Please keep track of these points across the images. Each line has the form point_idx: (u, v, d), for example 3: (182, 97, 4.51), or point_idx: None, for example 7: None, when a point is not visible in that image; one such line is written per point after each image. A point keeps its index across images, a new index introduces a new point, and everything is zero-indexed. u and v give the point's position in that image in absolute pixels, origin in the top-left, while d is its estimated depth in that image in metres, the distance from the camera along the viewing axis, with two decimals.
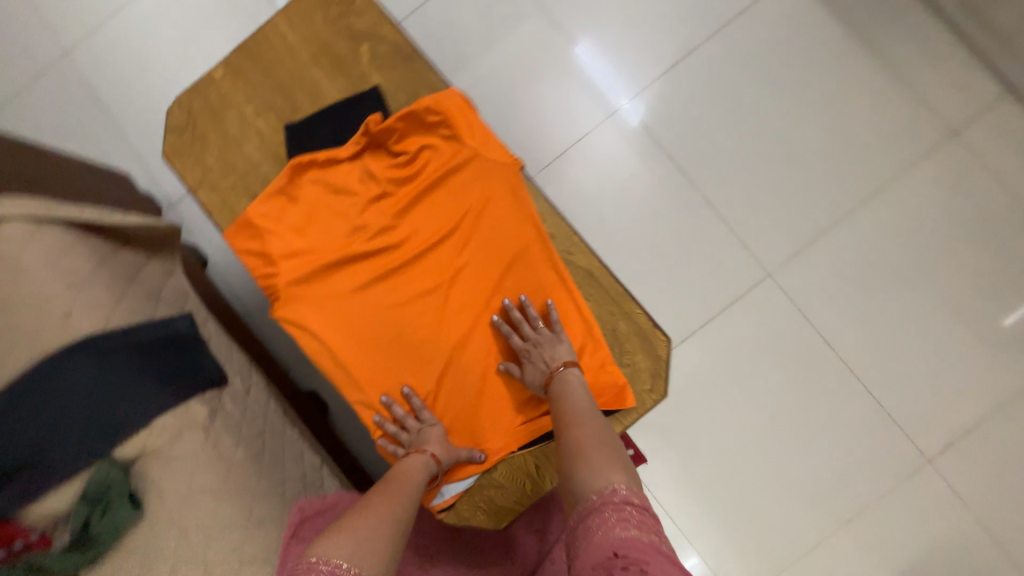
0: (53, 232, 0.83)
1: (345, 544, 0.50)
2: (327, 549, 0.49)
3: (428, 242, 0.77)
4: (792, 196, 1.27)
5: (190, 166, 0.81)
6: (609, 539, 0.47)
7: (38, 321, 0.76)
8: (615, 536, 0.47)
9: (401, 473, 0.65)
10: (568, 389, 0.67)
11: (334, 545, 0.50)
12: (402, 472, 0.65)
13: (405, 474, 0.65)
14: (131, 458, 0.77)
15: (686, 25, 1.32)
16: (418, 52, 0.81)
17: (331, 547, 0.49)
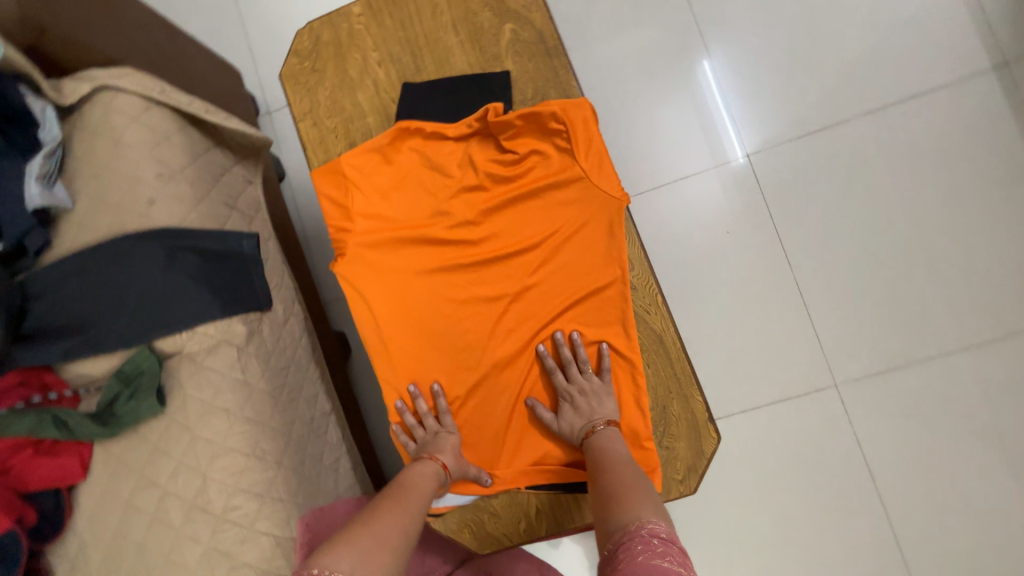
0: (161, 119, 0.87)
1: (346, 559, 0.48)
2: (330, 562, 0.47)
3: (505, 250, 0.73)
4: (891, 312, 1.14)
5: (300, 95, 0.80)
6: (633, 565, 0.45)
7: (127, 201, 0.82)
8: (639, 561, 0.45)
9: (409, 480, 0.64)
10: (606, 452, 0.62)
11: (336, 558, 0.48)
12: (412, 481, 0.64)
13: (412, 483, 0.63)
14: (169, 353, 0.81)
15: (844, 90, 1.18)
16: (561, 47, 0.75)
17: (333, 559, 0.48)
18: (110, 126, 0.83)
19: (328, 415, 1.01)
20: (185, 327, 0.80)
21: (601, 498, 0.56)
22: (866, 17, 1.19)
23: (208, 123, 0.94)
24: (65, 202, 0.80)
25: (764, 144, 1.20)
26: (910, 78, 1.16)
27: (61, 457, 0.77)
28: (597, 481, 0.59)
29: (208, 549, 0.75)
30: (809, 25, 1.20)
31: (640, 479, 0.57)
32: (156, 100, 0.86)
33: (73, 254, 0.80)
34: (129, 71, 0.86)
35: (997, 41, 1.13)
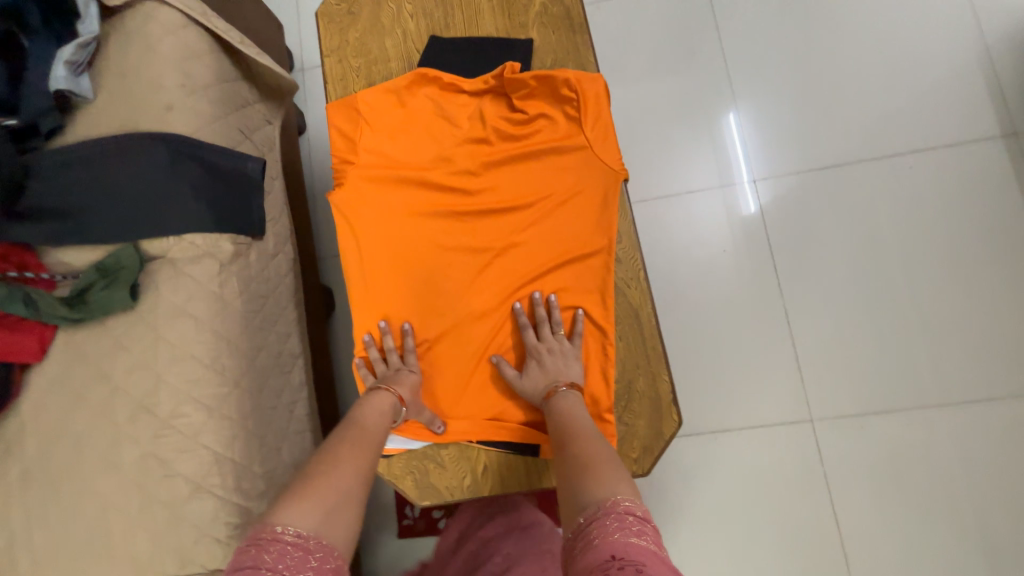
0: (197, 37, 0.90)
1: (308, 513, 0.46)
2: (292, 518, 0.45)
3: (498, 204, 0.74)
4: (875, 355, 1.13)
5: (332, 32, 0.83)
6: (608, 543, 0.42)
7: (145, 103, 0.84)
8: (615, 543, 0.42)
9: (361, 417, 0.62)
10: (567, 414, 0.61)
11: (297, 513, 0.46)
12: (366, 420, 0.62)
13: (366, 421, 0.62)
14: (154, 256, 0.82)
15: (855, 135, 1.21)
16: (586, 26, 0.78)
17: (295, 514, 0.45)
18: (147, 32, 0.86)
19: (297, 357, 1.00)
20: (175, 231, 0.81)
21: (569, 467, 0.54)
22: (885, 70, 1.23)
23: (240, 53, 0.98)
24: (87, 93, 0.82)
25: (771, 174, 1.22)
26: (920, 133, 1.19)
27: (21, 334, 0.76)
28: (557, 441, 0.59)
29: (146, 454, 0.73)
30: (829, 70, 1.24)
31: (603, 446, 0.56)
32: (196, 19, 0.90)
33: (82, 142, 0.81)
34: None
35: (1007, 112, 1.17)
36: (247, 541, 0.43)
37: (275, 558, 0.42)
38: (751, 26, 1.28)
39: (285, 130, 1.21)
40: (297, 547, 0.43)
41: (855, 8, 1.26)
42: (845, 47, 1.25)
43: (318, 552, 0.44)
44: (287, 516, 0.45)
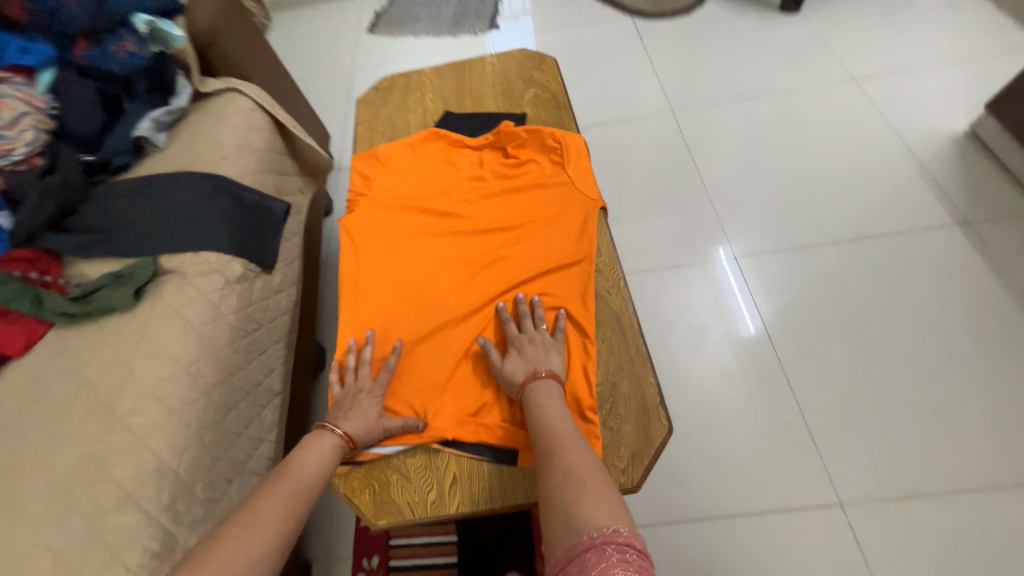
0: (260, 117, 1.13)
1: None
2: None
3: (489, 223, 0.82)
4: (894, 429, 1.05)
5: (368, 111, 1.04)
6: None
7: (204, 153, 1.00)
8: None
9: (297, 466, 0.56)
10: (546, 401, 0.59)
11: None
12: (299, 469, 0.55)
13: (299, 471, 0.55)
14: (166, 269, 0.87)
15: (820, 223, 1.34)
16: (569, 105, 0.97)
17: None
18: (222, 106, 1.07)
19: (275, 396, 0.96)
20: (194, 249, 0.89)
21: (553, 484, 0.50)
22: (837, 174, 1.42)
23: (290, 134, 1.21)
24: (159, 143, 0.99)
25: (748, 252, 1.32)
26: (880, 221, 1.32)
27: (15, 326, 0.78)
28: (540, 447, 0.55)
29: (86, 454, 0.67)
30: (788, 173, 1.45)
31: (588, 457, 0.52)
32: (263, 106, 1.14)
33: (141, 177, 0.95)
34: (253, 85, 1.14)
35: (954, 205, 1.31)
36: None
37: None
38: (714, 142, 1.55)
39: (315, 203, 1.39)
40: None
41: (799, 131, 1.52)
42: (798, 157, 1.47)
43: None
44: None
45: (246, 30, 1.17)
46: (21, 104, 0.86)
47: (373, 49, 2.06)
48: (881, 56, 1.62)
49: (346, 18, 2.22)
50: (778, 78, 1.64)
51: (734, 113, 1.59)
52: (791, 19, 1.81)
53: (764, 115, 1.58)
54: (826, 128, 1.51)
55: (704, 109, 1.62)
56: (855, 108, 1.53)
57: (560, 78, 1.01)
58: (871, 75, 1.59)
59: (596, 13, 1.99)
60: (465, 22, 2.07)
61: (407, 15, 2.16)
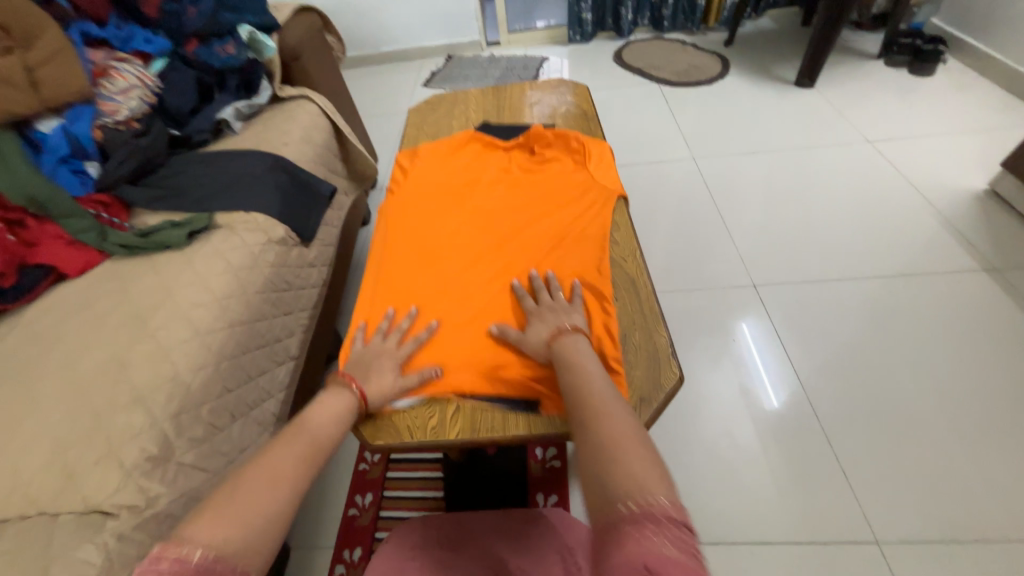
0: (324, 121, 1.29)
1: (218, 529, 0.39)
2: (196, 536, 0.37)
3: (514, 209, 0.88)
4: (932, 465, 0.97)
5: (417, 117, 1.18)
6: (642, 552, 0.34)
7: (271, 138, 1.14)
8: (653, 556, 0.34)
9: (309, 419, 0.54)
10: (572, 352, 0.58)
11: (207, 529, 0.38)
12: (313, 425, 0.54)
13: (314, 422, 0.54)
14: (219, 223, 0.96)
15: (843, 262, 1.35)
16: (596, 120, 1.08)
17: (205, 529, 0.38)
18: (293, 108, 1.24)
19: (289, 358, 0.98)
20: (247, 208, 0.98)
21: (585, 450, 0.46)
22: (857, 218, 1.46)
23: (346, 141, 1.37)
24: (235, 128, 1.14)
25: (768, 283, 1.33)
26: (905, 263, 1.32)
27: (78, 253, 0.86)
28: (573, 413, 0.51)
29: (112, 358, 0.70)
30: (808, 215, 1.49)
31: (626, 421, 0.47)
32: (327, 113, 1.30)
33: (215, 152, 1.09)
34: (323, 97, 1.32)
35: (981, 254, 1.31)
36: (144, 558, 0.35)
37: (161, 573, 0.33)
38: (735, 186, 1.63)
39: (356, 208, 1.51)
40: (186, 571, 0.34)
41: (818, 181, 1.59)
42: (817, 202, 1.53)
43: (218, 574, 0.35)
44: (196, 534, 0.37)
45: (323, 55, 1.38)
46: (135, 80, 1.02)
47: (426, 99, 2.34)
48: (895, 123, 1.73)
49: (407, 75, 2.56)
50: (796, 137, 1.76)
51: (752, 163, 1.69)
52: (807, 91, 1.97)
53: (783, 167, 1.66)
54: (844, 179, 1.58)
55: (724, 158, 1.74)
56: (872, 165, 1.61)
57: (590, 99, 1.13)
58: (886, 138, 1.69)
59: (626, 81, 2.23)
60: (510, 82, 2.35)
61: (459, 75, 2.47)
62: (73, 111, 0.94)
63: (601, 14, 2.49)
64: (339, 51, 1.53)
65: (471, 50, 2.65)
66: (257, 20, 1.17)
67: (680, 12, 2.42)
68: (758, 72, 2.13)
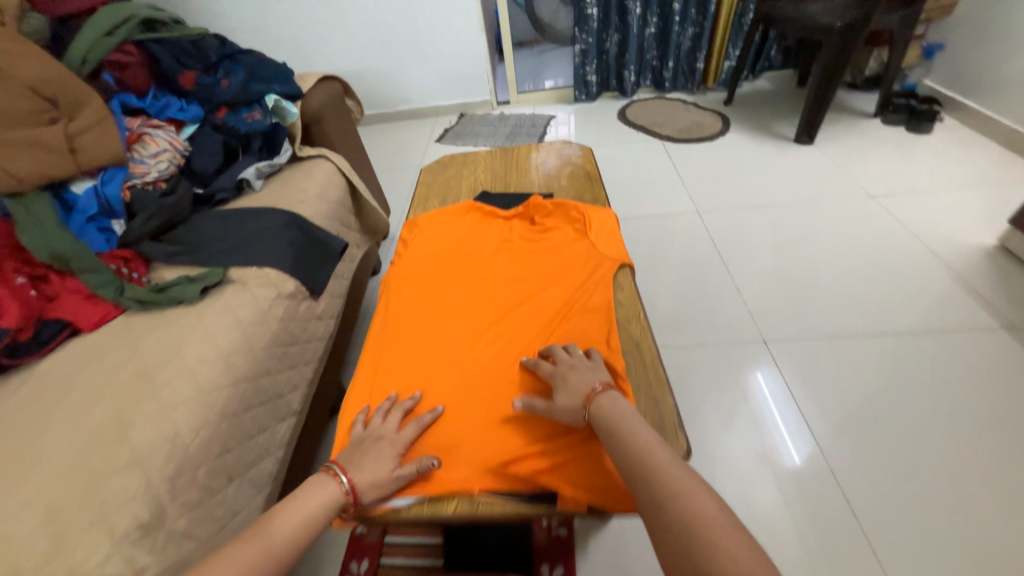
0: (339, 179, 1.36)
1: None
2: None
3: (521, 280, 0.89)
4: (966, 544, 0.91)
5: (428, 176, 1.24)
6: None
7: (288, 196, 1.20)
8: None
9: (275, 522, 0.53)
10: (614, 417, 0.56)
11: None
12: (276, 531, 0.52)
13: (274, 533, 0.52)
14: (233, 278, 0.99)
15: (854, 317, 1.33)
16: (600, 180, 1.12)
17: None
18: (311, 167, 1.31)
19: (291, 414, 0.96)
20: (260, 263, 1.01)
21: (669, 527, 0.45)
22: (866, 272, 1.45)
23: (360, 197, 1.43)
24: (256, 186, 1.20)
25: (779, 339, 1.31)
26: (919, 320, 1.30)
27: (94, 307, 0.88)
28: (641, 489, 0.49)
29: (113, 417, 0.69)
30: (815, 269, 1.49)
31: (704, 497, 0.46)
32: (343, 171, 1.37)
33: (235, 209, 1.14)
34: (340, 156, 1.40)
35: (997, 311, 1.29)
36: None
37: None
38: (740, 240, 1.65)
39: (367, 259, 1.55)
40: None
41: (823, 236, 1.60)
42: (824, 256, 1.53)
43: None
44: None
45: (343, 118, 1.48)
46: (166, 144, 1.09)
47: (439, 153, 2.46)
48: (897, 179, 1.76)
49: (421, 131, 2.70)
50: (798, 192, 1.80)
51: (756, 217, 1.72)
52: (807, 148, 2.03)
53: (788, 221, 1.68)
54: (849, 233, 1.59)
55: (728, 212, 1.77)
56: (876, 220, 1.62)
57: (594, 160, 1.18)
58: (889, 193, 1.71)
59: (630, 137, 2.32)
60: (518, 138, 2.47)
61: (470, 131, 2.60)
62: (106, 173, 1.00)
63: (605, 76, 2.64)
64: (358, 114, 1.63)
65: (482, 108, 2.81)
66: (283, 89, 1.26)
67: (679, 74, 2.56)
68: (758, 129, 2.21)
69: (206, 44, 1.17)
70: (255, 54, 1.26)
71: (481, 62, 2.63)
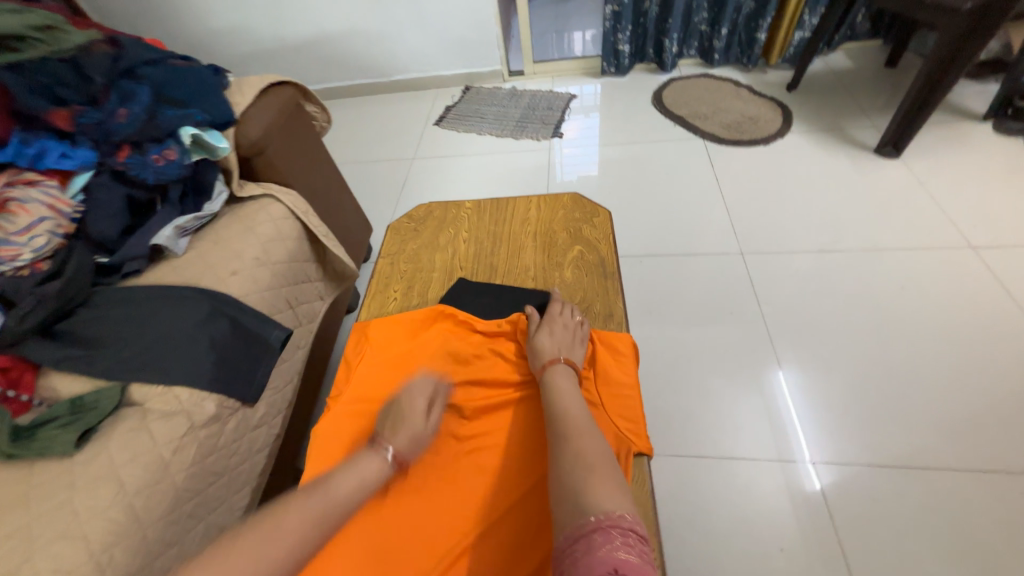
0: (292, 225, 1.08)
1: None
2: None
3: (500, 460, 0.66)
4: None
5: (394, 240, 0.96)
6: (607, 558, 0.43)
7: (217, 265, 0.93)
8: (617, 561, 0.42)
9: (334, 486, 0.55)
10: (556, 382, 0.65)
11: None
12: (336, 489, 0.55)
13: (335, 487, 0.54)
14: (132, 402, 0.77)
15: (930, 431, 1.06)
16: (618, 276, 0.84)
17: None
18: (253, 216, 1.03)
19: None
20: (166, 381, 0.78)
21: (565, 466, 0.54)
22: (952, 363, 1.15)
23: (321, 243, 1.16)
24: (178, 250, 0.94)
25: (829, 454, 1.05)
26: (1016, 447, 1.02)
27: None
28: (554, 430, 0.59)
29: None
30: (884, 351, 1.19)
31: (597, 443, 0.56)
32: (296, 215, 1.09)
33: (145, 286, 0.88)
34: (293, 193, 1.11)
35: None
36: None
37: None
38: (792, 294, 1.33)
39: (338, 304, 1.31)
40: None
41: (899, 300, 1.28)
42: (899, 333, 1.22)
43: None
44: None
45: (298, 135, 1.16)
46: (44, 210, 0.84)
47: (437, 141, 2.09)
48: (1006, 222, 1.38)
49: (418, 108, 2.31)
50: (873, 232, 1.44)
51: (812, 264, 1.39)
52: (890, 162, 1.62)
53: (855, 274, 1.35)
54: (936, 301, 1.26)
55: (775, 253, 1.44)
56: (974, 283, 1.27)
57: (612, 237, 0.89)
58: (995, 243, 1.34)
59: (665, 132, 1.91)
60: (530, 125, 2.08)
61: (475, 112, 2.21)
62: None
63: (640, 44, 2.16)
64: (323, 121, 1.30)
65: (491, 79, 2.37)
66: (206, 116, 0.97)
67: (734, 44, 2.06)
68: (827, 130, 1.77)
69: (93, 61, 0.91)
70: (170, 62, 1.01)
71: (489, 23, 2.17)
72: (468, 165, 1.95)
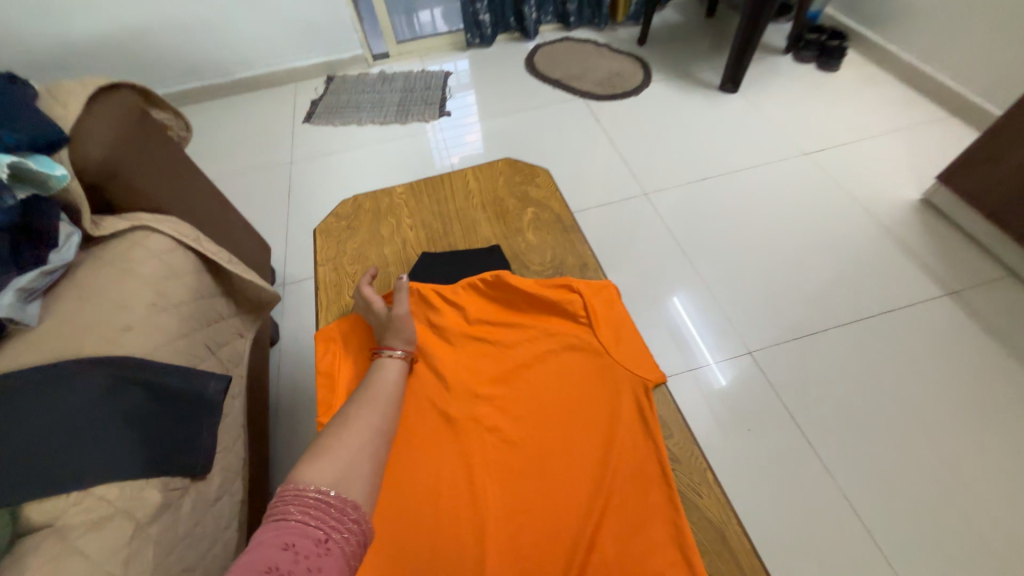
0: (183, 256, 0.89)
1: (328, 468, 0.53)
2: (314, 476, 0.52)
3: (530, 416, 0.74)
4: (953, 526, 0.97)
5: (329, 244, 0.93)
6: None
7: (99, 324, 0.72)
8: None
9: (382, 380, 0.68)
10: None
11: (315, 474, 0.52)
12: (384, 382, 0.68)
13: (383, 381, 0.68)
14: (33, 525, 0.57)
15: (819, 302, 1.31)
16: (576, 226, 0.95)
17: (316, 475, 0.52)
18: (128, 256, 0.81)
19: None
20: (79, 484, 0.59)
21: None
22: (821, 244, 1.43)
23: (224, 271, 0.97)
24: (31, 320, 0.71)
25: (759, 343, 1.24)
26: (875, 296, 1.31)
27: None
28: None
29: None
30: (772, 248, 1.43)
31: None
32: (185, 244, 0.90)
33: None
34: (172, 218, 0.91)
35: (938, 277, 1.33)
36: (268, 519, 0.48)
37: (302, 519, 0.48)
38: (695, 219, 1.52)
39: (260, 339, 1.12)
40: (323, 546, 0.46)
41: (769, 204, 1.54)
42: (777, 231, 1.47)
43: (335, 540, 0.48)
44: (308, 477, 0.52)
45: (160, 149, 0.95)
46: None
47: (314, 139, 1.88)
48: (822, 129, 1.74)
49: (279, 107, 2.04)
50: (738, 155, 1.69)
51: (700, 191, 1.59)
52: (732, 96, 1.91)
53: (736, 192, 1.58)
54: (794, 200, 1.54)
55: (672, 188, 1.61)
56: (816, 181, 1.59)
57: (557, 194, 0.99)
58: (820, 148, 1.68)
59: (548, 96, 1.98)
60: (413, 107, 1.98)
61: (348, 102, 2.02)
62: None
63: (500, 13, 2.17)
64: (181, 130, 1.08)
65: (354, 65, 2.18)
66: (19, 139, 0.73)
67: (584, 5, 2.20)
68: (679, 76, 2.01)
69: None
70: None
71: (340, 4, 1.98)
72: (358, 160, 1.78)
